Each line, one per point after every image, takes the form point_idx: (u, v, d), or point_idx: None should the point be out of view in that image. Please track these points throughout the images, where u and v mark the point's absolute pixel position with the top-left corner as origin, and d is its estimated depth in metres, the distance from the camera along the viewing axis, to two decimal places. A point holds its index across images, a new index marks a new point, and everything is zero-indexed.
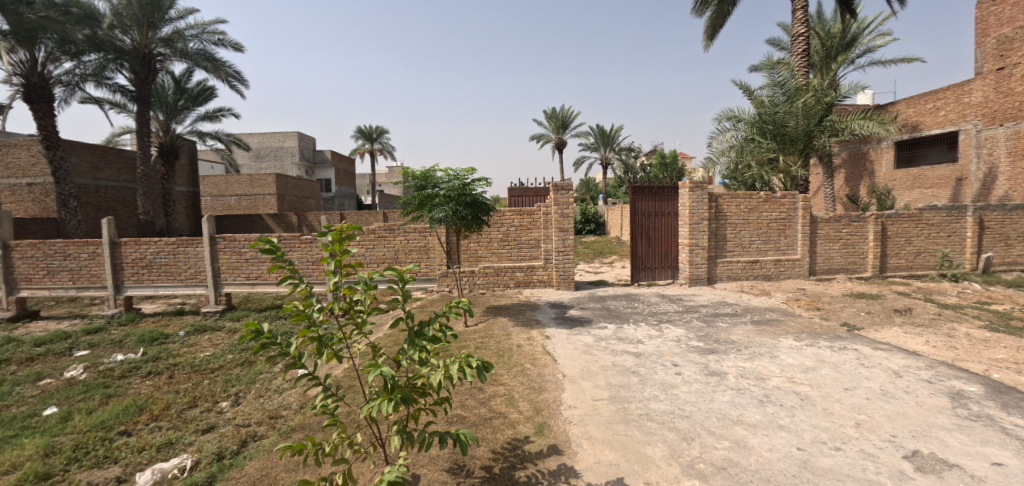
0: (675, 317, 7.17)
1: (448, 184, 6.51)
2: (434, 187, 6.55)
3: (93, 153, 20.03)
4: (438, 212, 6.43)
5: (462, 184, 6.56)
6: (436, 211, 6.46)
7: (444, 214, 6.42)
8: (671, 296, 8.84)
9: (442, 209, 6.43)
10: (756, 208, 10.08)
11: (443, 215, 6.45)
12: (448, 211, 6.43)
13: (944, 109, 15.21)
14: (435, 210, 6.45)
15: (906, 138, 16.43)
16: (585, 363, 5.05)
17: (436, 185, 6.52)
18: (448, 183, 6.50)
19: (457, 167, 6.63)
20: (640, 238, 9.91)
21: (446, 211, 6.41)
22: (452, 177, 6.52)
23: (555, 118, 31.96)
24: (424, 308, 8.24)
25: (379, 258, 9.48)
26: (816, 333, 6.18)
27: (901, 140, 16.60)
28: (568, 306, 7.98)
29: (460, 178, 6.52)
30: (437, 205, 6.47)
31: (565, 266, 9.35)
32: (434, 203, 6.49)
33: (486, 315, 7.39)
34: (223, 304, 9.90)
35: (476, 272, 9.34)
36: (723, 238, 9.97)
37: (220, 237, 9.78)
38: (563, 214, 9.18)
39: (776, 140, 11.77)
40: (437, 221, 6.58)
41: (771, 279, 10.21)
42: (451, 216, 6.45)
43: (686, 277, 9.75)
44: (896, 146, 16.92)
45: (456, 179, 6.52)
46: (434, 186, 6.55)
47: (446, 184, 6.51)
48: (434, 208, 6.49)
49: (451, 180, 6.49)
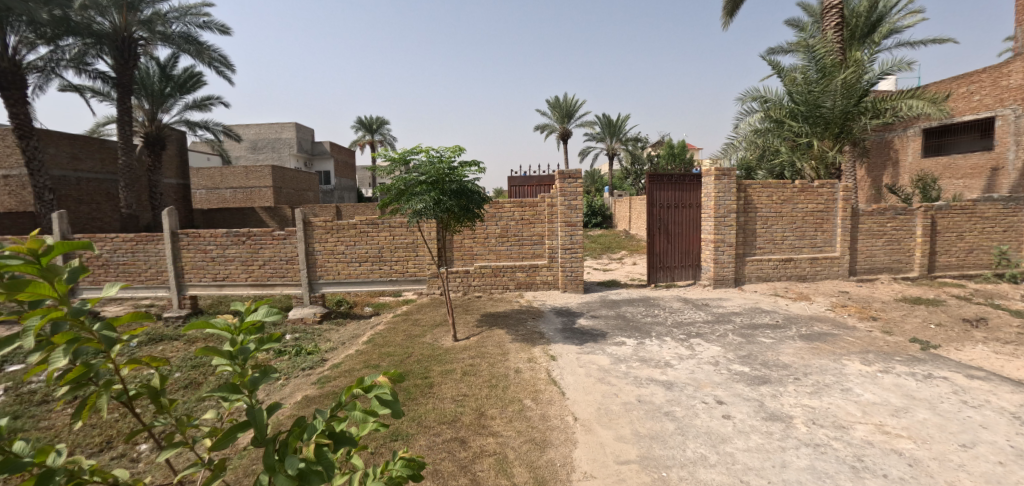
0: (706, 329, 5.97)
1: (429, 168, 5.35)
2: (414, 173, 5.42)
3: (73, 143, 18.98)
4: (416, 204, 5.25)
5: (448, 170, 5.41)
6: (412, 203, 5.29)
7: (422, 207, 5.24)
8: (695, 300, 7.67)
9: (420, 200, 5.24)
10: (790, 199, 8.86)
11: (421, 208, 5.26)
12: (427, 203, 5.24)
13: (978, 94, 13.85)
14: (413, 201, 5.28)
15: (936, 125, 15.15)
16: (602, 399, 3.89)
17: (416, 170, 5.39)
18: (429, 167, 5.33)
19: (443, 147, 5.47)
20: (657, 234, 8.67)
21: (427, 201, 5.23)
22: (436, 159, 5.36)
23: (559, 107, 30.62)
24: (409, 315, 7.09)
25: (361, 257, 8.34)
26: (886, 355, 4.98)
27: (931, 127, 15.26)
28: (577, 314, 6.82)
29: (445, 161, 5.36)
30: (416, 194, 5.33)
31: (572, 265, 8.09)
32: (414, 193, 5.34)
33: (479, 325, 6.23)
34: (188, 308, 8.72)
35: (471, 273, 8.19)
36: (752, 233, 8.74)
37: (183, 232, 8.59)
38: (570, 206, 7.95)
39: (809, 122, 10.48)
40: (416, 216, 5.40)
41: (806, 280, 8.99)
42: (430, 209, 5.26)
43: (710, 277, 8.56)
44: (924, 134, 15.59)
45: (440, 162, 5.35)
46: (414, 171, 5.42)
47: (428, 168, 5.35)
48: (412, 198, 5.36)
49: (434, 163, 5.33)
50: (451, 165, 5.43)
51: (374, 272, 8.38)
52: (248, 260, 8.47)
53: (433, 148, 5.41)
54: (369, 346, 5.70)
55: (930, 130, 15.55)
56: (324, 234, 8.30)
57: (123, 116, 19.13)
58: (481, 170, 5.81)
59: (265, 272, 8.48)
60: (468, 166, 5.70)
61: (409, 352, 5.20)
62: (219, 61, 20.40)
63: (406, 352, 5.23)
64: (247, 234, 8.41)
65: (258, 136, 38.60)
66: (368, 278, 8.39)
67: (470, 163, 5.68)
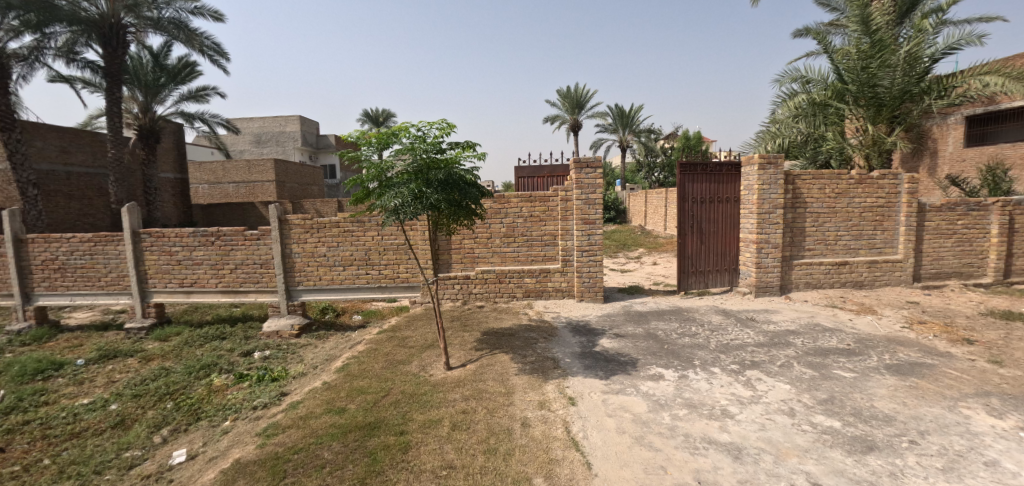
0: (762, 356, 4.77)
1: (411, 152, 4.21)
2: (391, 159, 4.28)
3: (62, 136, 18.15)
4: (389, 200, 4.13)
5: (433, 152, 4.27)
6: (385, 198, 4.18)
7: (397, 203, 4.12)
8: (738, 313, 6.45)
9: (394, 196, 4.13)
10: (845, 193, 7.59)
11: (394, 204, 4.15)
12: (403, 198, 4.12)
13: None
14: (387, 196, 4.16)
15: (981, 112, 12.79)
16: (647, 480, 2.73)
17: (394, 153, 4.26)
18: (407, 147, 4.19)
19: (429, 123, 4.32)
20: (690, 232, 7.41)
21: (404, 196, 4.12)
22: (418, 139, 4.20)
23: (569, 97, 29.22)
24: (397, 331, 5.98)
25: (345, 259, 7.23)
26: (1018, 402, 3.74)
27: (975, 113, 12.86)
28: (598, 331, 5.64)
29: (428, 142, 4.21)
30: (392, 187, 4.22)
31: (589, 270, 6.88)
32: (389, 185, 4.25)
33: (478, 347, 5.08)
34: (152, 317, 7.69)
35: (471, 279, 7.04)
36: (801, 232, 7.47)
37: (145, 231, 7.52)
38: (588, 200, 6.74)
39: (862, 105, 9.09)
40: (389, 214, 4.28)
41: (863, 287, 7.72)
42: (406, 206, 4.12)
43: (750, 284, 7.30)
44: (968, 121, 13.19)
45: (422, 142, 4.20)
46: (391, 155, 4.28)
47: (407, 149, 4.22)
48: (386, 191, 4.25)
49: (414, 144, 4.17)
50: (437, 146, 4.29)
51: (360, 277, 7.27)
52: (218, 263, 7.41)
53: (414, 124, 4.26)
54: (341, 374, 4.60)
55: (974, 116, 13.14)
56: (302, 234, 7.19)
57: (112, 107, 18.11)
58: (479, 150, 4.64)
59: (236, 277, 7.40)
60: (462, 146, 4.55)
61: (387, 388, 4.08)
62: (212, 49, 19.37)
63: (384, 388, 4.11)
64: (216, 233, 7.34)
65: (261, 129, 37.71)
66: (354, 285, 7.29)
67: (463, 143, 4.52)
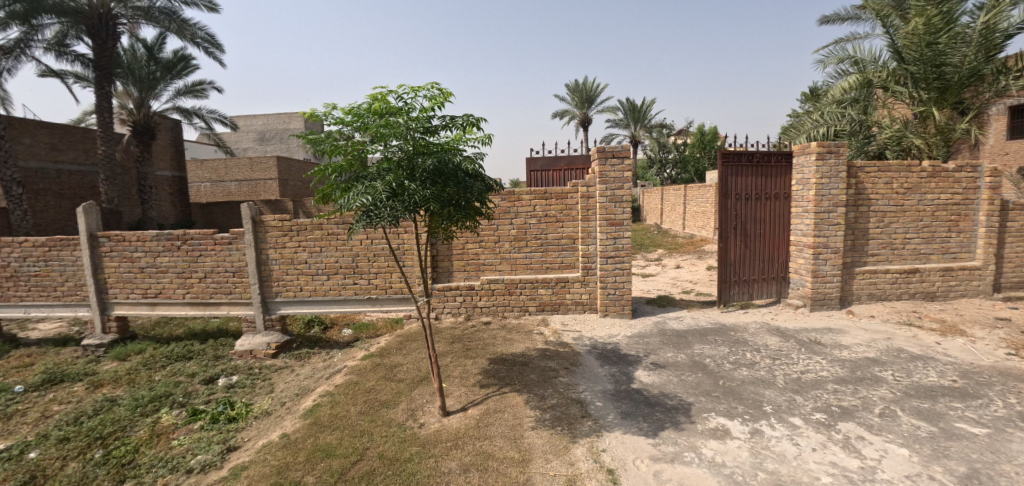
0: (851, 401, 3.67)
1: (387, 132, 3.19)
2: (363, 141, 3.27)
3: (52, 132, 17.39)
4: (355, 198, 3.08)
5: (419, 130, 3.26)
6: (350, 195, 3.14)
7: (364, 201, 3.06)
8: (796, 333, 5.35)
9: (361, 192, 3.08)
10: (916, 188, 6.44)
11: (361, 203, 3.09)
12: (374, 194, 3.07)
13: None
14: (352, 192, 3.12)
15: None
16: None
17: (364, 132, 3.24)
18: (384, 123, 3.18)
19: (414, 92, 3.33)
20: (732, 234, 6.31)
21: (377, 190, 3.07)
22: (400, 114, 3.20)
23: (579, 92, 28.03)
24: (386, 354, 4.96)
25: (329, 267, 6.23)
26: None
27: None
28: (631, 358, 4.58)
29: (411, 117, 3.20)
30: (361, 179, 3.20)
31: (614, 281, 5.81)
32: (361, 177, 3.22)
33: (483, 382, 4.04)
34: (113, 333, 6.75)
35: (476, 290, 6.01)
36: (864, 234, 6.35)
37: (103, 234, 6.57)
38: (614, 198, 5.67)
39: (925, 86, 7.95)
40: (357, 217, 3.22)
41: (935, 299, 6.57)
42: (377, 205, 3.06)
43: (804, 296, 6.19)
44: (1012, 111, 11.54)
45: (403, 116, 3.19)
46: (363, 135, 3.26)
47: (383, 127, 3.22)
48: (354, 185, 3.22)
49: (395, 121, 3.17)
50: (425, 123, 3.28)
51: (346, 287, 6.27)
52: (185, 271, 6.44)
53: (393, 91, 3.26)
54: (305, 423, 3.58)
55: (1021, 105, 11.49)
56: (279, 237, 6.18)
57: (103, 102, 17.12)
58: (483, 129, 3.60)
59: (206, 287, 6.42)
60: (461, 124, 3.52)
61: (360, 450, 3.06)
62: (207, 41, 18.36)
63: (357, 448, 3.10)
64: (182, 237, 6.38)
65: (264, 127, 37.01)
66: (340, 296, 6.28)
67: (461, 120, 3.48)
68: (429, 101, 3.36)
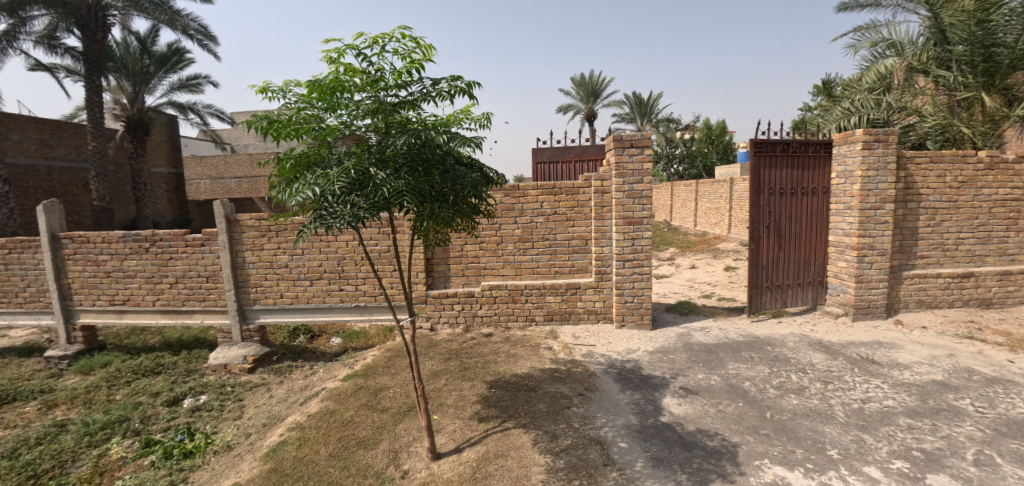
0: (934, 443, 2.97)
1: (350, 104, 2.60)
2: (323, 120, 2.66)
3: (42, 128, 16.85)
4: (302, 190, 2.42)
5: (388, 98, 2.62)
6: (298, 186, 2.47)
7: (313, 194, 2.39)
8: (844, 349, 4.65)
9: (308, 183, 2.42)
10: (972, 181, 5.71)
11: (311, 197, 2.43)
12: (325, 185, 2.39)
13: None
14: (301, 182, 2.47)
15: None
16: None
17: (321, 104, 2.62)
18: (344, 89, 2.56)
19: (383, 51, 2.70)
20: (765, 234, 5.62)
21: (330, 179, 2.40)
22: (365, 81, 2.57)
23: (584, 86, 27.25)
24: (372, 372, 4.32)
25: (310, 270, 5.60)
26: None
27: None
28: (657, 381, 3.90)
29: (379, 83, 2.58)
30: (314, 167, 2.54)
31: (632, 287, 5.13)
32: (316, 164, 2.58)
33: (483, 414, 3.37)
34: (79, 343, 6.16)
35: (476, 297, 5.36)
36: (913, 233, 5.64)
37: (65, 235, 5.96)
38: (631, 193, 4.98)
39: (971, 70, 7.25)
40: (309, 219, 2.54)
41: (991, 306, 5.84)
42: (329, 198, 2.38)
43: (846, 304, 5.48)
44: None
45: (368, 81, 2.56)
46: (322, 110, 2.64)
47: (343, 98, 2.60)
48: (306, 174, 2.57)
49: (357, 89, 2.55)
50: (397, 91, 2.65)
51: (331, 294, 5.63)
52: (154, 276, 5.82)
53: (355, 51, 2.64)
54: (264, 469, 2.93)
55: None
56: (255, 237, 5.55)
57: (93, 97, 16.45)
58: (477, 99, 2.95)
59: (177, 293, 5.81)
60: (447, 92, 2.88)
61: None
62: (201, 32, 17.53)
63: None
64: (150, 238, 5.77)
65: None
66: (324, 304, 5.65)
67: (447, 86, 2.84)
68: (404, 61, 2.75)
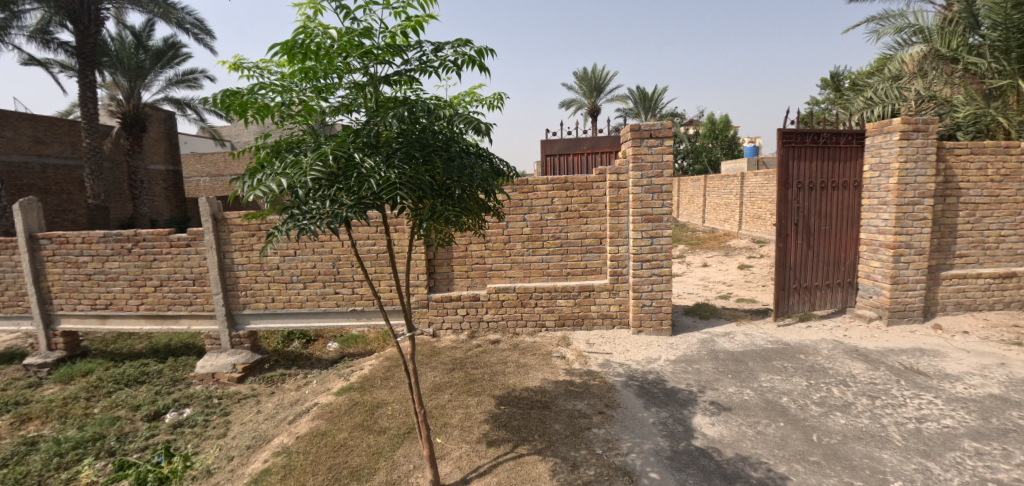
0: (1011, 473, 2.58)
1: (332, 71, 2.23)
2: (303, 95, 2.29)
3: (36, 125, 16.51)
4: (270, 182, 2.05)
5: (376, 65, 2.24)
6: (265, 177, 2.11)
7: (280, 187, 2.02)
8: (884, 357, 4.25)
9: (276, 174, 2.05)
10: (1015, 174, 5.29)
11: (279, 190, 2.04)
12: (295, 175, 2.01)
13: None
14: (268, 172, 2.10)
15: None
16: None
17: (300, 78, 2.27)
18: (322, 57, 2.19)
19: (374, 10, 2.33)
20: (792, 231, 5.22)
21: (298, 169, 2.02)
22: (349, 46, 2.20)
23: (586, 80, 26.78)
24: (368, 385, 3.94)
25: (304, 270, 5.22)
26: None
27: None
28: (685, 396, 3.52)
29: (365, 48, 2.21)
30: (286, 153, 2.18)
31: (650, 291, 4.74)
32: (291, 150, 2.21)
33: (492, 437, 3.00)
34: (60, 350, 5.81)
35: (481, 300, 4.97)
36: (952, 231, 5.24)
37: (43, 235, 5.59)
38: (649, 188, 4.59)
39: (1005, 56, 6.77)
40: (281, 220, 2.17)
41: None
42: (301, 192, 2.01)
43: (880, 307, 5.08)
44: None
45: (352, 45, 2.19)
46: (302, 83, 2.28)
47: (323, 66, 2.23)
48: (276, 162, 2.20)
49: (339, 53, 2.18)
50: (389, 58, 2.28)
51: (327, 297, 5.26)
52: (137, 279, 5.46)
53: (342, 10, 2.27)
54: None
55: None
56: (243, 236, 5.18)
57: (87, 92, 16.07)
58: (488, 70, 2.55)
59: (162, 297, 5.44)
60: (453, 61, 2.49)
61: None
62: (198, 26, 17.13)
63: None
64: (133, 238, 5.40)
65: None
66: (318, 308, 5.27)
67: (452, 54, 2.45)
68: (399, 17, 2.35)
